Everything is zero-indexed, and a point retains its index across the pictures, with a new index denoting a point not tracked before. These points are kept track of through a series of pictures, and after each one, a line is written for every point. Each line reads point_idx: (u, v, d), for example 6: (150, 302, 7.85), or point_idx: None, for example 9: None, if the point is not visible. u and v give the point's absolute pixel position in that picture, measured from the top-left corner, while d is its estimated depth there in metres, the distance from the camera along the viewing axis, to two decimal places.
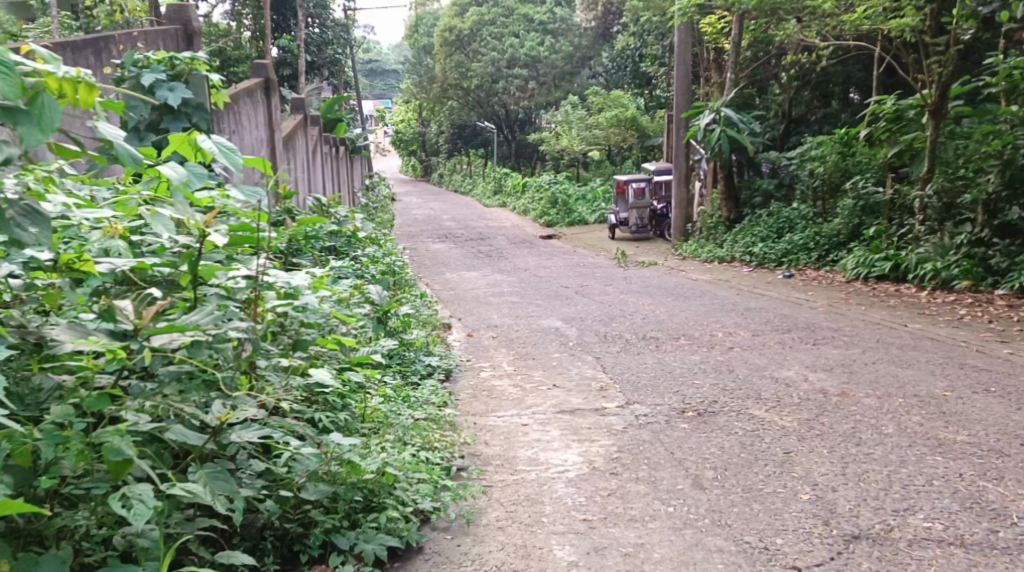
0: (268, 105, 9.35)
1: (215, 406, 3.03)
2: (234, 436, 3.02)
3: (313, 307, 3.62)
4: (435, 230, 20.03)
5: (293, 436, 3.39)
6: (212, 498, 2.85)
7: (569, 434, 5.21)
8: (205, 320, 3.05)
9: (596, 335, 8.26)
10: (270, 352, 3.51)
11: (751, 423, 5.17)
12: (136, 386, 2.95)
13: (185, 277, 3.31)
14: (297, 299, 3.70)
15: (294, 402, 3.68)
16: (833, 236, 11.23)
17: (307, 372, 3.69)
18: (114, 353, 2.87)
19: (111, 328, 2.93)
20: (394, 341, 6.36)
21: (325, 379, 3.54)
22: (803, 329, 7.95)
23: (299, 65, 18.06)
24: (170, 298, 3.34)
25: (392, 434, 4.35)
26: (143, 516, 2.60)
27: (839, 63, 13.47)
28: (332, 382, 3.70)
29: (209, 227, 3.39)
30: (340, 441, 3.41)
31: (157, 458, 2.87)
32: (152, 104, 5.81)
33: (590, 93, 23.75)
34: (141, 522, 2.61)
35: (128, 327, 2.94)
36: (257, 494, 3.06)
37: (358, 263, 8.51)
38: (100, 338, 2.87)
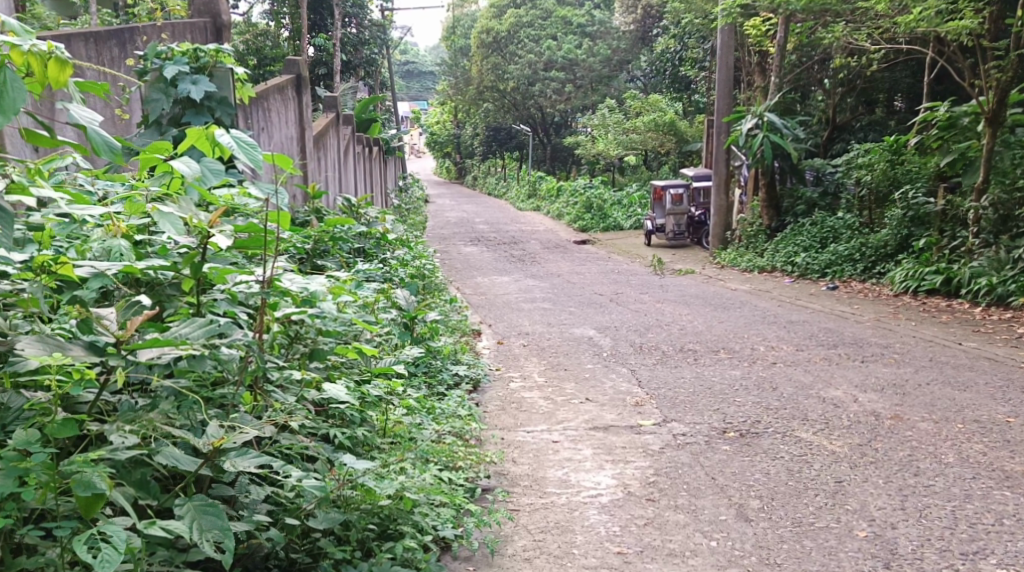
0: (299, 103, 9.12)
1: (210, 428, 2.74)
2: (228, 464, 2.73)
3: (328, 315, 3.36)
4: (468, 233, 19.79)
5: (301, 458, 3.11)
6: (199, 537, 2.57)
7: (602, 454, 4.90)
8: (194, 333, 2.76)
9: (631, 345, 7.95)
10: (281, 364, 3.24)
11: (798, 447, 4.84)
12: (124, 403, 2.69)
13: (186, 282, 3.06)
14: (313, 306, 3.45)
15: (307, 418, 3.42)
16: (879, 247, 10.84)
17: (322, 386, 3.42)
18: (83, 371, 2.58)
19: (90, 340, 2.66)
20: (421, 349, 6.09)
21: (338, 395, 3.28)
22: (849, 345, 7.58)
23: (335, 64, 17.91)
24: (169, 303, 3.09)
25: (413, 451, 4.09)
26: (111, 565, 2.33)
27: (886, 69, 13.16)
28: (349, 398, 3.44)
29: (212, 227, 3.14)
30: (353, 465, 3.13)
31: (140, 488, 2.60)
32: (174, 97, 5.55)
33: (628, 98, 23.44)
34: (109, 571, 2.34)
35: (109, 341, 2.66)
36: (256, 527, 2.76)
37: (387, 266, 8.25)
38: (76, 352, 2.60)
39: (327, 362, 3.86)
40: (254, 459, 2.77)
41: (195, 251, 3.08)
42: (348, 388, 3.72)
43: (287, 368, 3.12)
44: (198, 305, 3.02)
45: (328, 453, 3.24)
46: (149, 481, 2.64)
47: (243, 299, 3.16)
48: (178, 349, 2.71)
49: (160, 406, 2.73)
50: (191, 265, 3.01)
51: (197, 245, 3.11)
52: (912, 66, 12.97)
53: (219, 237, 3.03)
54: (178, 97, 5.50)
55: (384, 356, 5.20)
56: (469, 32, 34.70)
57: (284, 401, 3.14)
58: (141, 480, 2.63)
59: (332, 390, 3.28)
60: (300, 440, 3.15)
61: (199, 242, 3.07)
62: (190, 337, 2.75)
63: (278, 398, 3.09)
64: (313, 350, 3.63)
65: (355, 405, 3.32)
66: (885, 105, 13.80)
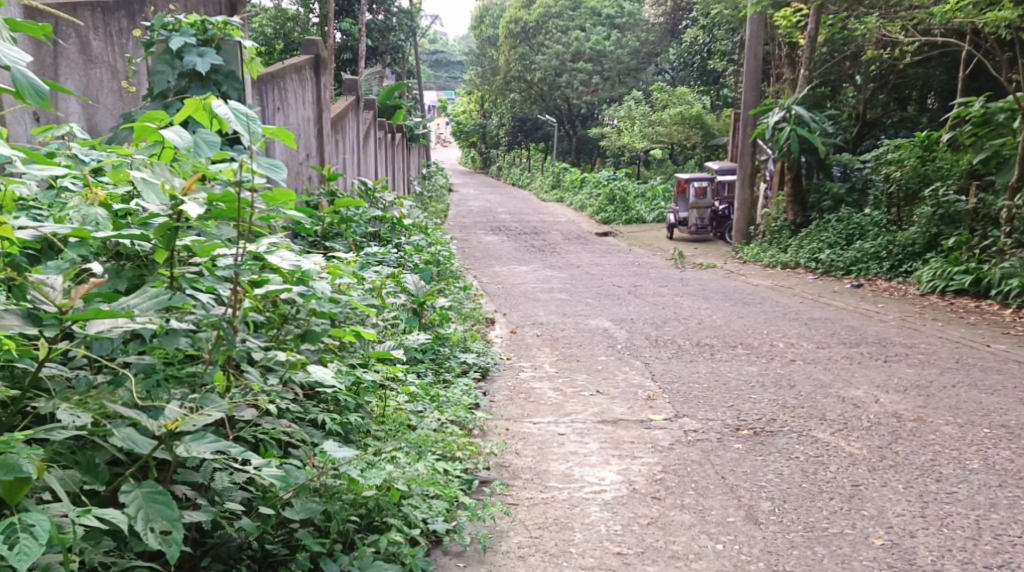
0: (317, 84, 8.93)
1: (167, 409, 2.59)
2: (183, 450, 2.57)
3: (314, 294, 3.19)
4: (490, 222, 19.58)
5: (279, 444, 2.96)
6: (143, 528, 2.43)
7: (609, 448, 4.72)
8: (143, 305, 2.64)
9: (647, 338, 7.74)
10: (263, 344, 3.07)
11: (814, 448, 4.63)
12: (82, 378, 2.62)
13: (160, 253, 2.92)
14: (303, 284, 3.28)
15: (293, 402, 3.25)
16: (907, 245, 10.57)
17: (309, 369, 3.25)
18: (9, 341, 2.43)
19: (25, 311, 2.46)
20: (429, 334, 5.92)
21: (323, 378, 3.09)
22: (872, 344, 7.34)
23: (360, 50, 17.80)
24: (146, 275, 2.97)
25: (410, 441, 3.94)
26: (28, 558, 2.18)
27: (919, 65, 12.88)
28: (338, 381, 3.27)
29: (188, 194, 2.99)
30: (334, 453, 2.95)
31: (89, 472, 2.51)
32: (180, 70, 5.36)
33: (656, 90, 23.21)
34: (26, 564, 2.19)
35: (50, 310, 2.50)
36: (213, 517, 2.61)
37: (402, 251, 8.07)
38: (11, 321, 2.44)
39: (319, 344, 3.70)
40: (213, 444, 2.61)
41: (169, 219, 2.93)
42: (343, 371, 3.58)
43: (268, 344, 2.98)
44: (171, 277, 2.91)
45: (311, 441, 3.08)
46: (98, 465, 2.54)
47: (228, 269, 3.03)
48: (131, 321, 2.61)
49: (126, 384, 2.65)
50: (162, 235, 2.87)
51: (170, 212, 2.95)
52: (947, 62, 12.67)
53: (190, 204, 2.89)
54: (184, 68, 5.29)
55: (386, 342, 5.03)
56: (498, 22, 34.51)
57: (257, 383, 2.97)
58: (90, 463, 2.54)
59: (318, 373, 3.10)
60: (280, 424, 2.98)
61: (171, 209, 2.94)
62: (139, 308, 2.63)
63: (249, 377, 2.93)
64: (306, 331, 3.50)
65: (344, 389, 3.15)
66: (918, 103, 13.52)
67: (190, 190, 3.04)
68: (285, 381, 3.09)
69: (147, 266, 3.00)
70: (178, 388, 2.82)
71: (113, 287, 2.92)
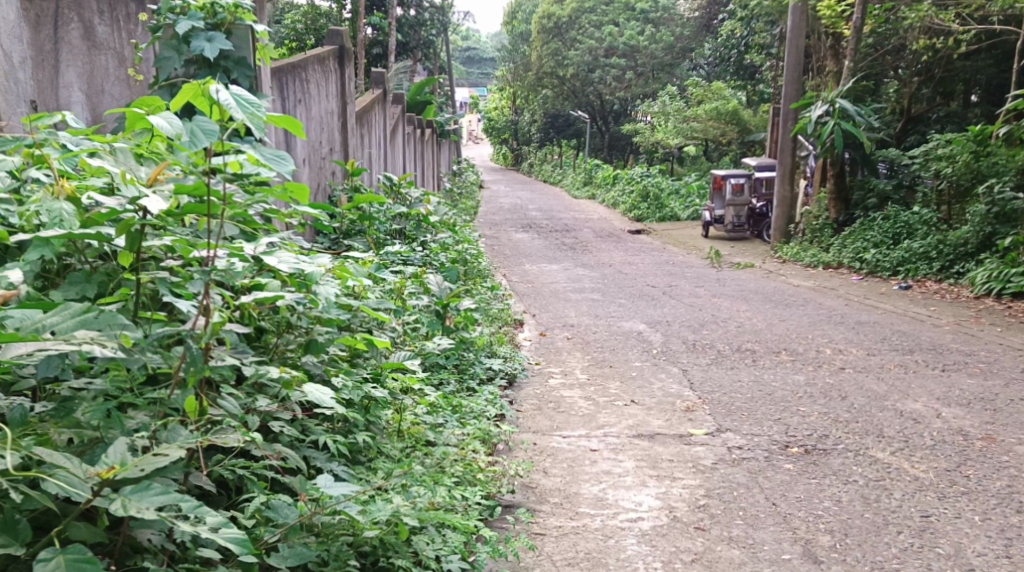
0: (341, 75, 8.51)
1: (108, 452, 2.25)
2: (125, 504, 2.22)
3: (305, 303, 2.82)
4: (520, 220, 19.11)
5: (259, 482, 2.62)
6: None
7: (646, 468, 4.31)
8: (62, 324, 2.36)
9: (683, 342, 7.31)
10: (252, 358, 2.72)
11: (873, 471, 4.28)
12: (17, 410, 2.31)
13: (124, 255, 2.62)
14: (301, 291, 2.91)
15: (289, 427, 2.89)
16: (959, 245, 10.13)
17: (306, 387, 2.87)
18: None
19: None
20: (452, 340, 5.50)
21: (316, 400, 2.73)
22: (927, 351, 6.91)
23: (389, 43, 17.41)
24: (115, 280, 2.68)
25: (424, 464, 3.57)
26: None
27: (967, 57, 12.25)
28: (339, 402, 2.89)
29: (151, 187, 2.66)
30: (328, 490, 2.64)
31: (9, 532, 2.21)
32: (187, 57, 4.83)
33: (690, 85, 22.71)
34: None
35: None
36: None
37: (428, 249, 7.66)
38: None
39: (327, 355, 3.33)
40: (161, 496, 2.27)
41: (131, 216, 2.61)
42: (349, 385, 3.21)
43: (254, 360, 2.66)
44: (137, 283, 2.60)
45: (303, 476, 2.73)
46: (21, 523, 2.23)
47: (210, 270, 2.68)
48: (61, 342, 2.30)
49: (76, 411, 2.40)
50: (123, 234, 2.56)
51: (129, 208, 2.63)
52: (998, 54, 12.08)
53: (152, 198, 2.56)
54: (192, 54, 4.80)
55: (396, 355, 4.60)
56: (530, 17, 34.15)
57: (234, 409, 2.63)
58: (10, 521, 2.23)
59: (312, 395, 2.74)
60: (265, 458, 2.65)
61: (132, 202, 2.61)
62: (58, 329, 2.35)
63: (223, 403, 2.59)
64: (310, 340, 3.14)
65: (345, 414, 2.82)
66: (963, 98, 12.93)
67: (153, 181, 2.75)
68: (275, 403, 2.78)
69: (114, 269, 2.71)
70: (142, 412, 2.52)
71: (80, 293, 2.64)
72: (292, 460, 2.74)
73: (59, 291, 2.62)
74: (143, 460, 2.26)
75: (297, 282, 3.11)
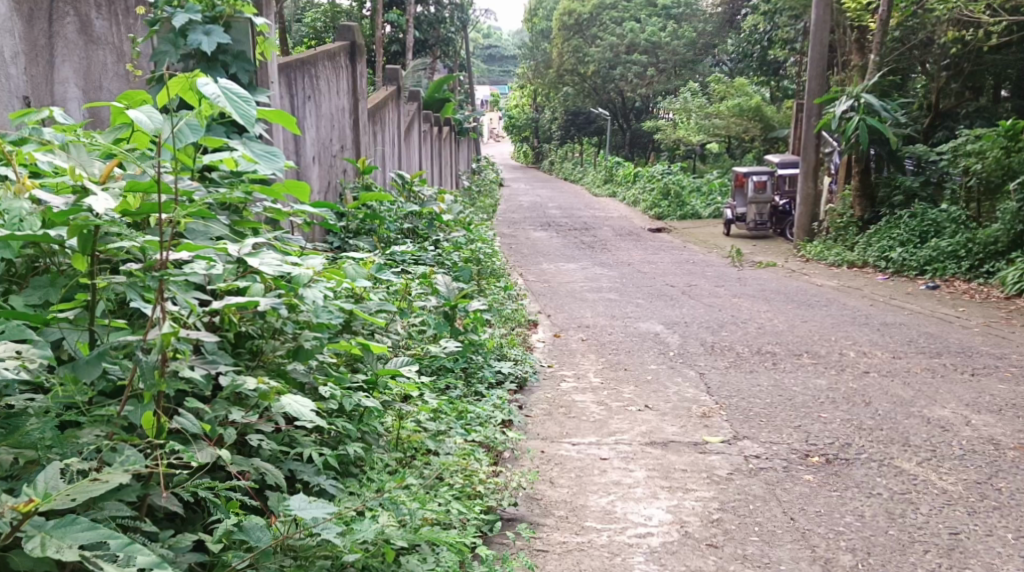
0: (352, 72, 8.30)
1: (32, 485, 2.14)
2: (47, 543, 2.09)
3: (280, 310, 2.64)
4: (540, 218, 18.89)
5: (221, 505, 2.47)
6: None
7: (657, 478, 4.10)
8: None
9: (701, 344, 7.08)
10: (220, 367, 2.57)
11: (899, 483, 4.13)
12: None
13: (77, 259, 2.50)
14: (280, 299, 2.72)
15: (269, 445, 2.71)
16: (989, 244, 9.88)
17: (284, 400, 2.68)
18: None
19: None
20: (459, 342, 5.30)
21: (294, 412, 2.57)
22: (955, 354, 6.77)
23: (408, 40, 17.19)
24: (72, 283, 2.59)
25: (419, 476, 3.39)
26: None
27: (997, 51, 11.93)
28: (321, 417, 2.71)
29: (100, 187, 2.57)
30: (299, 511, 2.45)
31: None
32: (183, 52, 4.40)
33: (712, 82, 22.41)
34: None
35: None
36: None
37: (440, 248, 7.46)
38: None
39: (316, 363, 3.16)
40: (87, 533, 2.12)
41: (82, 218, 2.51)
42: (338, 395, 3.03)
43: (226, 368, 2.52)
44: (91, 290, 2.51)
45: (278, 496, 2.58)
46: None
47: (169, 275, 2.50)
48: None
49: (22, 427, 2.31)
50: (73, 236, 2.44)
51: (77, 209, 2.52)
52: None
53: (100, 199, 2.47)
54: (189, 49, 4.41)
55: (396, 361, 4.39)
56: (551, 14, 33.93)
57: (194, 425, 2.46)
58: None
59: (289, 407, 2.58)
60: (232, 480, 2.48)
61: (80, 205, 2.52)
62: None
63: (181, 420, 2.43)
64: (298, 346, 2.95)
65: (326, 428, 2.66)
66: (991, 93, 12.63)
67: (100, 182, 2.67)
68: (255, 417, 2.63)
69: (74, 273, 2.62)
70: (91, 428, 2.41)
71: (43, 297, 2.57)
72: (267, 478, 2.58)
73: (20, 296, 2.56)
74: (66, 495, 2.13)
75: (281, 287, 2.93)
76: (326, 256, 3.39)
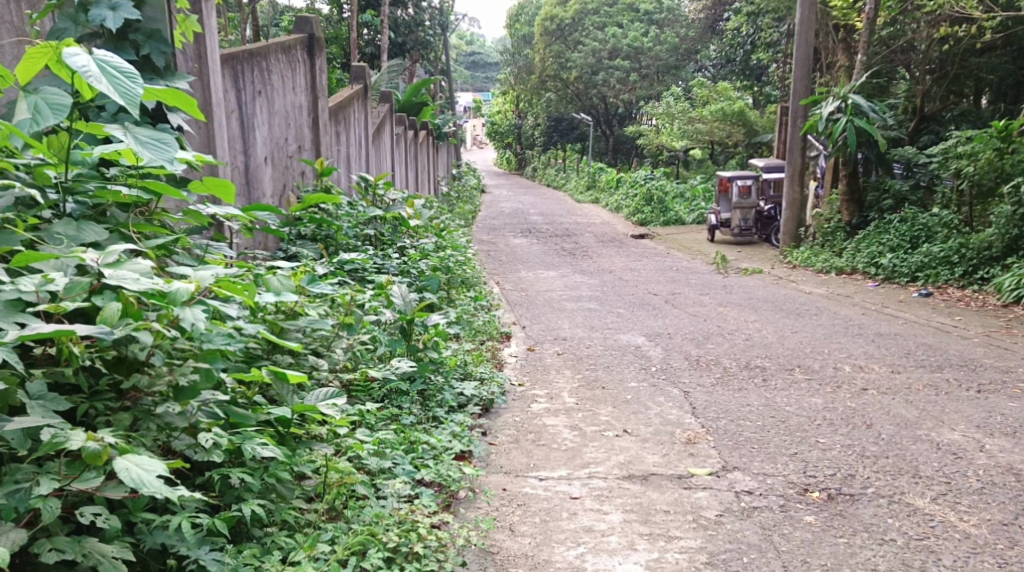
0: (311, 68, 7.67)
1: None
2: None
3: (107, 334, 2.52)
4: (521, 225, 18.32)
5: None
6: None
7: (635, 523, 3.53)
8: None
9: (686, 359, 6.51)
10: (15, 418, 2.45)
11: (914, 527, 3.60)
12: None
13: None
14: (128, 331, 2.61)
15: (111, 522, 2.53)
16: (983, 249, 9.36)
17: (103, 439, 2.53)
18: None
19: None
20: (417, 360, 4.69)
21: (132, 480, 2.43)
22: (957, 368, 6.24)
23: (382, 43, 16.55)
24: None
25: (340, 546, 2.90)
26: None
27: (982, 53, 11.36)
28: (167, 491, 2.49)
29: None
30: None
31: None
32: (86, 30, 3.72)
33: (696, 86, 21.90)
34: None
35: None
36: None
37: (405, 256, 6.80)
38: None
39: (190, 405, 2.80)
40: None
41: None
42: (224, 443, 2.79)
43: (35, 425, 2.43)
44: None
45: None
46: None
47: None
48: None
49: None
50: None
51: None
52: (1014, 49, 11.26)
53: None
54: (93, 27, 3.73)
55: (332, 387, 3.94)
56: (533, 19, 33.39)
57: None
58: None
59: (127, 472, 2.44)
60: None
61: None
62: None
63: None
64: (178, 383, 2.75)
65: (176, 497, 2.51)
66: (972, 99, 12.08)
67: None
68: (93, 480, 2.49)
69: None
70: None
71: None
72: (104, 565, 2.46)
73: None
74: None
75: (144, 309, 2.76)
76: (219, 269, 2.98)
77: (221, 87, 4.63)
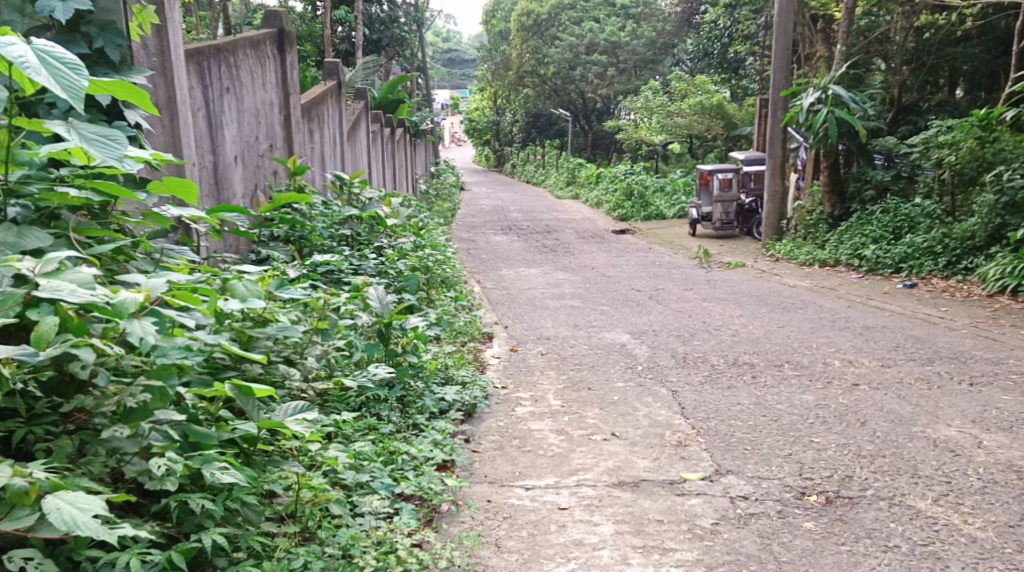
0: (282, 64, 7.44)
1: None
2: None
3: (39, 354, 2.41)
4: (501, 221, 18.12)
5: None
6: None
7: (627, 535, 3.36)
8: None
9: (672, 356, 6.33)
10: None
11: (917, 531, 3.45)
12: None
13: None
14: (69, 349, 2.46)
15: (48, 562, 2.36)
16: (966, 239, 9.25)
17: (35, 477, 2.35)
18: None
19: None
20: (395, 365, 4.49)
21: (63, 523, 2.26)
22: (948, 361, 6.10)
23: (356, 40, 16.29)
24: None
25: None
26: None
27: (958, 43, 11.32)
28: (103, 533, 2.31)
29: None
30: None
31: None
32: (35, 22, 3.50)
33: (674, 79, 21.75)
34: None
35: None
36: None
37: (383, 256, 6.58)
38: None
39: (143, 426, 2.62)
40: None
41: None
42: (178, 469, 2.58)
43: None
44: None
45: None
46: None
47: None
48: None
49: None
50: None
51: None
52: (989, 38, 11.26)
53: None
54: (43, 19, 3.52)
55: (302, 398, 3.75)
56: (509, 15, 33.13)
57: None
58: None
59: (58, 514, 2.27)
60: None
61: None
62: None
63: None
64: (125, 405, 2.58)
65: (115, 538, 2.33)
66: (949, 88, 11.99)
67: None
68: (25, 519, 2.32)
69: None
70: None
71: None
72: None
73: None
74: None
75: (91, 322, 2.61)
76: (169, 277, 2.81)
77: (186, 82, 4.40)
